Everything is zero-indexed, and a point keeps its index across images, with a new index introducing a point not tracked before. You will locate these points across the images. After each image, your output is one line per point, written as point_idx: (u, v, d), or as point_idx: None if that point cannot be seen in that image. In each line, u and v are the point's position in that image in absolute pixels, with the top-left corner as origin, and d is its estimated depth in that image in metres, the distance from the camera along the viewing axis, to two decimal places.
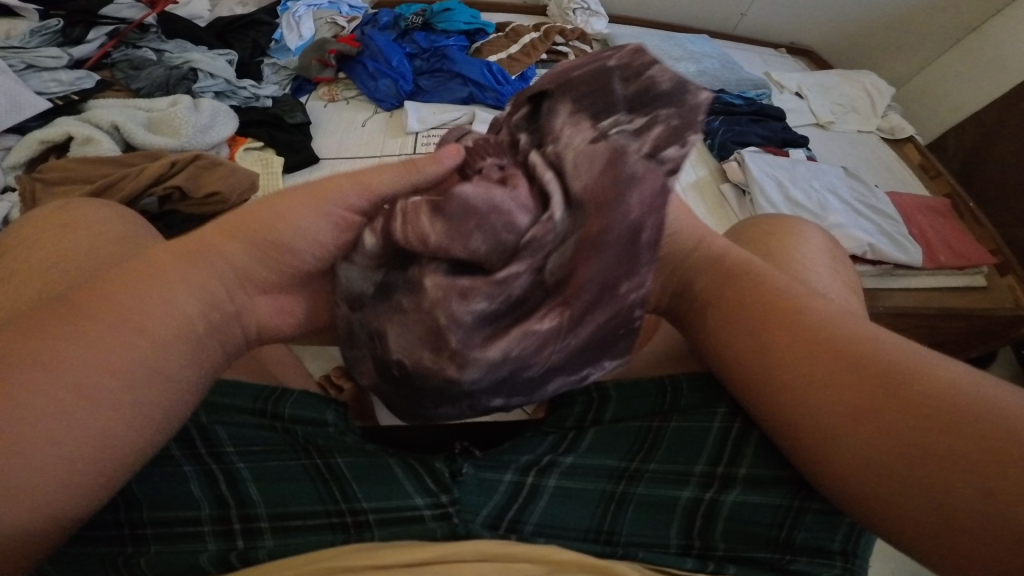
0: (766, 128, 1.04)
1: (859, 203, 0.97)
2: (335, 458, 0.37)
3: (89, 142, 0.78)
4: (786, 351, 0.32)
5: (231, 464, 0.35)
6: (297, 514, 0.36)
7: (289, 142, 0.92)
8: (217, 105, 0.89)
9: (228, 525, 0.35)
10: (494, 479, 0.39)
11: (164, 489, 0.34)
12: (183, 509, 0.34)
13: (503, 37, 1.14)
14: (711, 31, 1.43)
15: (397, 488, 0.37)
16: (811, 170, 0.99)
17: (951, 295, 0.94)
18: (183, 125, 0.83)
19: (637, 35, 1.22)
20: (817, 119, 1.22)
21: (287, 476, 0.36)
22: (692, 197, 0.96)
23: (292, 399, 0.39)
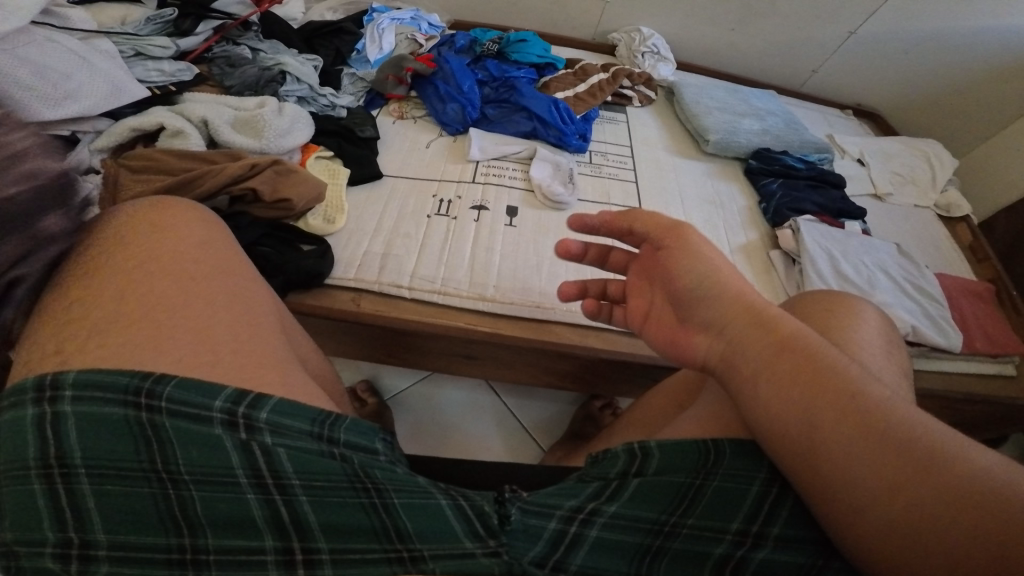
0: (823, 195, 1.04)
1: (906, 282, 0.96)
2: (392, 498, 0.42)
3: (179, 135, 0.82)
4: (844, 441, 0.37)
5: (293, 494, 0.40)
6: (355, 548, 0.41)
7: (356, 156, 0.97)
8: (299, 111, 0.93)
9: (289, 555, 0.41)
10: (538, 527, 0.43)
11: (222, 513, 0.40)
12: (243, 537, 0.40)
13: (570, 73, 1.17)
14: (778, 86, 1.43)
15: (448, 528, 0.42)
16: (862, 244, 0.99)
17: (984, 386, 0.92)
18: (265, 127, 0.87)
19: (703, 85, 1.23)
20: (875, 189, 1.20)
21: (344, 508, 0.41)
22: (739, 259, 0.98)
23: (346, 425, 0.43)
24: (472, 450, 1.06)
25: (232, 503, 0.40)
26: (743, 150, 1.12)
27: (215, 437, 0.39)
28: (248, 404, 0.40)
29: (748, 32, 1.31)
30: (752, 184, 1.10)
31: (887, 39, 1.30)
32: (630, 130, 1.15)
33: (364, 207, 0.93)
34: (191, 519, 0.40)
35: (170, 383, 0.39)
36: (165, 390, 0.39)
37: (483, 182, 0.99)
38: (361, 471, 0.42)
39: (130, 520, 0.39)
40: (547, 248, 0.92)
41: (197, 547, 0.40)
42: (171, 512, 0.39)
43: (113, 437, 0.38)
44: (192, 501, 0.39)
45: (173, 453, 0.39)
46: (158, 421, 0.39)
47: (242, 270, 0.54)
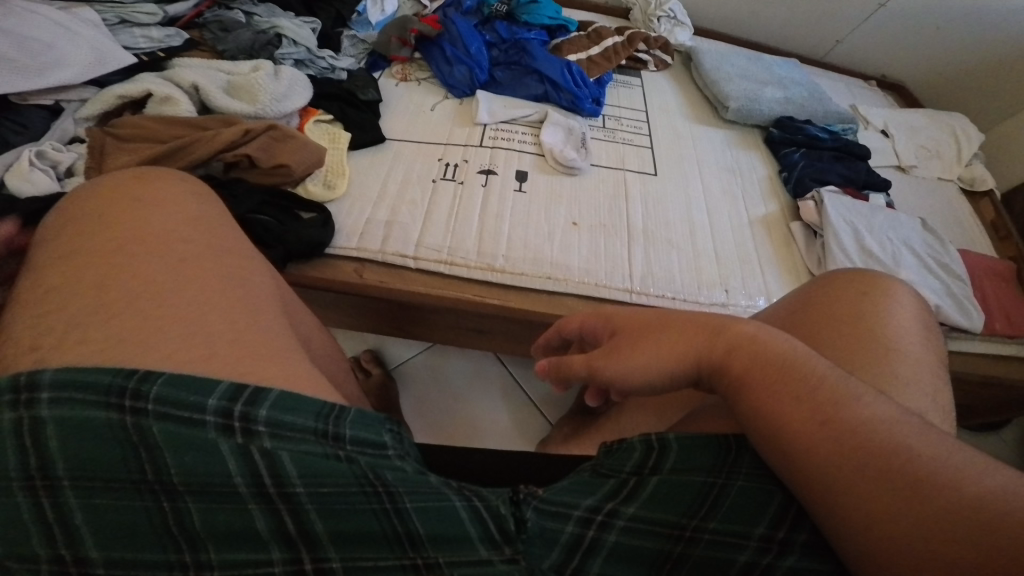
0: (848, 167, 0.99)
1: (930, 258, 0.92)
2: (404, 503, 0.38)
3: (168, 101, 0.77)
4: (821, 451, 0.35)
5: (297, 501, 0.37)
6: (365, 556, 0.37)
7: (358, 119, 0.92)
8: (296, 74, 0.88)
9: (300, 566, 0.37)
10: (555, 530, 0.39)
11: (225, 522, 0.36)
12: (249, 548, 0.36)
13: (584, 36, 1.11)
14: (799, 56, 1.37)
15: (461, 531, 0.39)
16: (888, 219, 0.94)
17: (1004, 365, 0.89)
18: (260, 92, 0.83)
19: (722, 52, 1.17)
20: (899, 161, 1.15)
21: (350, 514, 0.37)
22: (759, 230, 0.94)
23: (351, 420, 0.40)
24: (480, 427, 1.04)
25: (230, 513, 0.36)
26: (765, 119, 1.07)
27: (209, 439, 0.36)
28: (246, 402, 0.38)
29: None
30: (773, 154, 1.05)
31: (917, 9, 1.24)
32: (646, 96, 1.10)
33: (367, 172, 0.88)
34: (189, 533, 0.36)
35: (157, 380, 0.37)
36: (152, 388, 0.37)
37: (491, 146, 0.94)
38: (368, 472, 0.39)
39: (122, 538, 0.35)
40: (558, 216, 0.87)
41: (200, 563, 0.36)
42: (165, 526, 0.36)
43: (100, 443, 0.35)
44: (190, 511, 0.36)
45: (166, 459, 0.36)
46: (145, 425, 0.36)
47: (238, 255, 0.51)
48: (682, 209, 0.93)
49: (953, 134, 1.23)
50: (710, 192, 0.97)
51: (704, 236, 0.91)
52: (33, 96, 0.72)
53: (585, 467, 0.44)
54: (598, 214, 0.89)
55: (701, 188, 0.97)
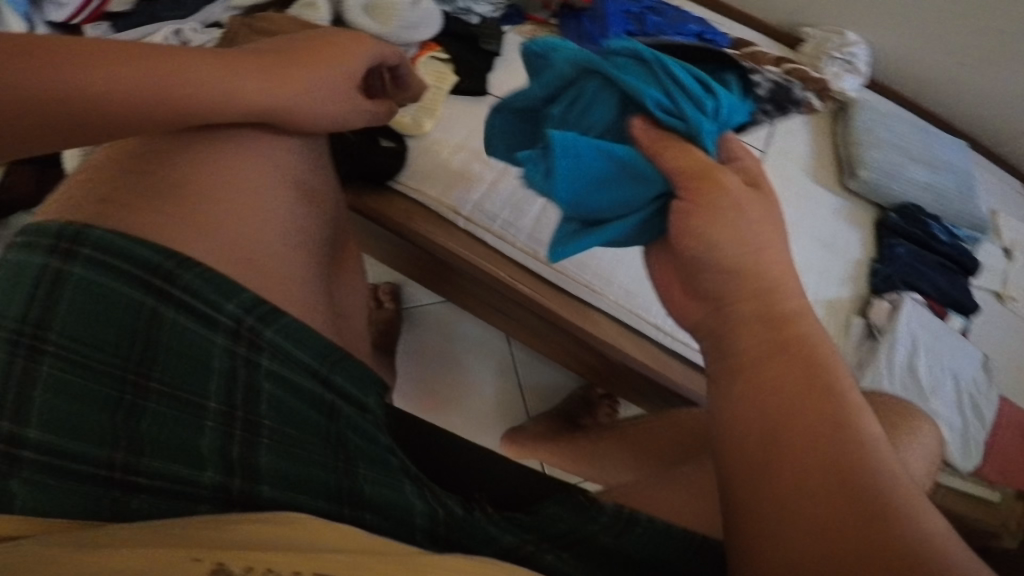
0: (942, 279, 0.93)
1: (965, 395, 0.87)
2: (356, 462, 0.48)
3: (309, 7, 0.90)
4: (797, 451, 0.40)
5: (257, 432, 0.46)
6: (286, 484, 0.45)
7: (471, 67, 0.95)
8: (432, 9, 0.94)
9: (225, 480, 0.45)
10: (493, 534, 0.49)
11: (170, 440, 0.45)
12: (182, 465, 0.44)
13: (736, 53, 1.03)
14: (966, 134, 1.25)
15: (397, 499, 0.47)
16: (952, 343, 0.89)
17: (964, 505, 0.88)
18: (392, 19, 0.91)
19: (884, 113, 1.06)
20: (1000, 288, 1.03)
21: (302, 459, 0.47)
22: (815, 311, 0.89)
23: (343, 372, 0.51)
24: (463, 392, 1.06)
25: (187, 428, 0.46)
26: (891, 199, 0.99)
27: (213, 342, 0.48)
28: (259, 320, 0.49)
29: (980, 70, 1.13)
30: (880, 238, 0.97)
31: None
32: (772, 135, 1.03)
33: (458, 119, 0.91)
34: (134, 437, 0.45)
35: (192, 273, 0.49)
36: (189, 276, 0.49)
37: None
38: (334, 430, 0.49)
39: (84, 429, 0.44)
40: None
41: (129, 465, 0.44)
42: (120, 425, 0.45)
43: (108, 324, 0.47)
44: (143, 422, 0.45)
45: (153, 370, 0.47)
46: (166, 314, 0.48)
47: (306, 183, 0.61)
48: None
49: None
50: (792, 260, 0.91)
51: None
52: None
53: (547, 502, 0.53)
54: None
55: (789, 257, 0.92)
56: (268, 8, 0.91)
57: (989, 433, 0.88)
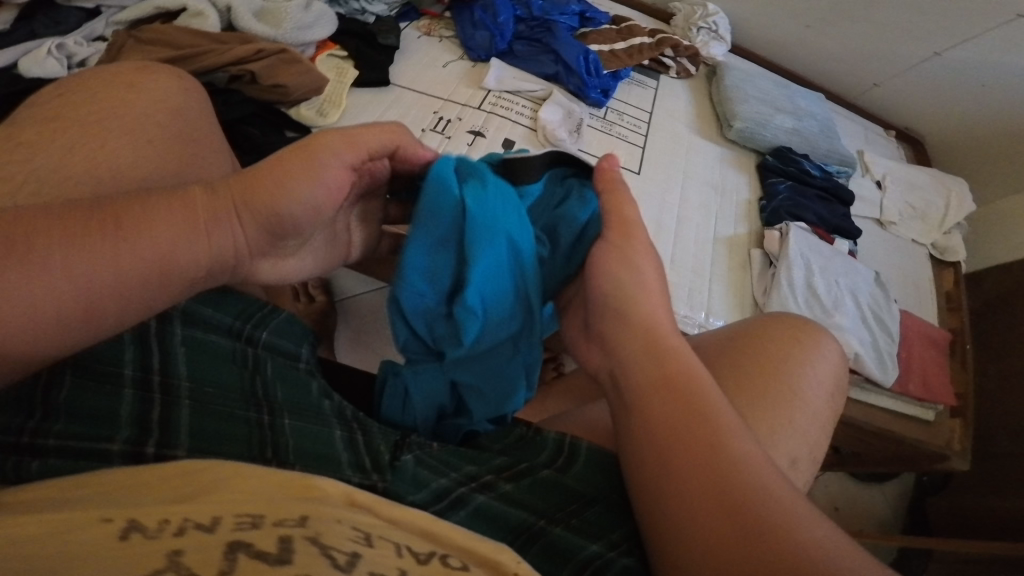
0: (826, 208, 1.00)
1: (869, 311, 0.90)
2: (282, 419, 0.43)
3: (198, 16, 0.89)
4: (671, 433, 0.38)
5: (175, 394, 0.41)
6: (213, 446, 0.40)
7: (370, 59, 0.97)
8: (325, 10, 0.97)
9: (140, 448, 0.38)
10: (427, 476, 0.43)
11: (89, 404, 0.38)
12: (99, 427, 0.38)
13: (615, 29, 1.14)
14: (829, 91, 1.40)
15: (330, 456, 0.42)
16: (845, 264, 0.93)
17: (898, 423, 0.87)
18: (285, 19, 0.92)
19: (750, 74, 1.18)
20: (880, 215, 1.07)
21: (227, 419, 0.41)
22: (717, 249, 0.96)
23: (270, 328, 0.47)
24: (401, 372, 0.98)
25: (108, 392, 0.39)
26: (766, 145, 1.08)
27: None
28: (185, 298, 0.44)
29: (823, 31, 1.29)
30: (762, 179, 1.07)
31: (964, 65, 1.22)
32: (657, 99, 1.12)
33: (364, 108, 0.94)
34: (48, 403, 0.38)
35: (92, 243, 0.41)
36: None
37: (489, 111, 0.98)
38: (258, 386, 0.44)
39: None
40: None
41: (39, 430, 0.37)
42: (34, 393, 0.38)
43: None
44: (61, 388, 0.38)
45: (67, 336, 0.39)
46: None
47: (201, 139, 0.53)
48: (653, 214, 0.96)
49: (947, 199, 1.11)
50: (687, 203, 0.99)
51: (665, 244, 0.93)
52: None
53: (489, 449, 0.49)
54: None
55: (681, 204, 0.99)
56: (156, 20, 0.90)
57: (902, 344, 0.90)
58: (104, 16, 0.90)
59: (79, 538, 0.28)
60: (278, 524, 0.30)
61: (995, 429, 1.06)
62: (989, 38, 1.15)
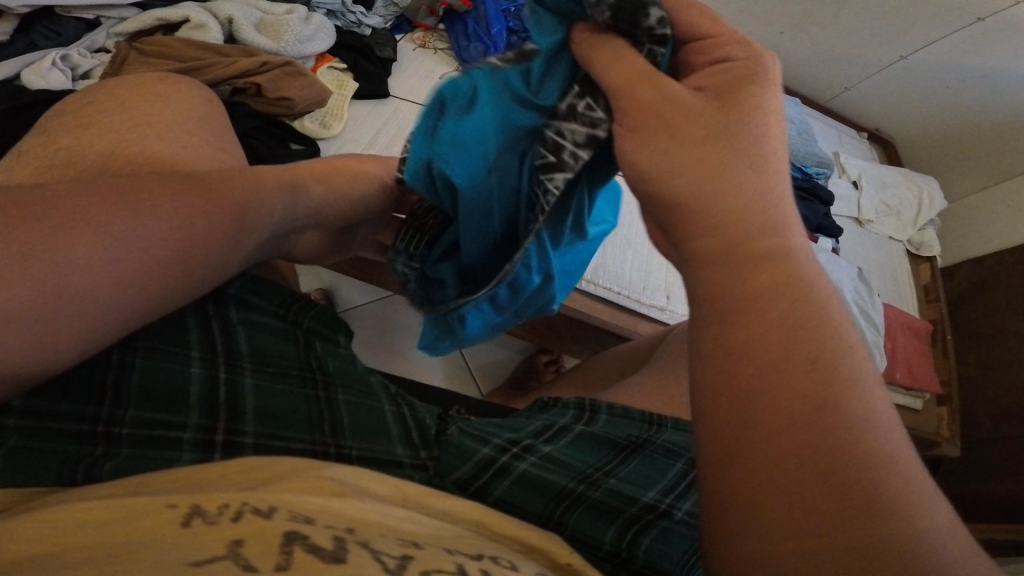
0: (810, 208, 1.03)
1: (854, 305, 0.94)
2: (336, 394, 0.45)
3: (200, 28, 0.91)
4: (775, 388, 0.26)
5: (238, 374, 0.43)
6: (279, 434, 0.42)
7: (368, 72, 0.99)
8: (324, 22, 0.99)
9: (210, 436, 0.40)
10: (472, 447, 0.44)
11: (158, 389, 0.40)
12: (171, 414, 0.40)
13: None
14: (804, 95, 1.47)
15: (382, 435, 0.44)
16: (828, 261, 0.96)
17: None
18: (287, 31, 0.94)
19: None
20: (858, 213, 1.12)
21: (285, 400, 0.43)
22: None
23: (311, 314, 0.48)
24: (410, 375, 0.99)
25: (173, 376, 0.40)
26: None
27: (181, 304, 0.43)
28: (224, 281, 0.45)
29: (795, 37, 1.35)
30: None
31: (934, 67, 1.28)
32: None
33: (364, 120, 0.95)
34: (120, 389, 0.39)
35: None
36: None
37: None
38: (313, 360, 0.46)
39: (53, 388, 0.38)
40: None
41: (112, 419, 0.38)
42: (102, 381, 0.39)
43: None
44: (133, 373, 0.39)
45: None
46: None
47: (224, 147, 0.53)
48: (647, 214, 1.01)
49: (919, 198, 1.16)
50: None
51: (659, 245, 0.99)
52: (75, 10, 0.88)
53: (521, 416, 0.50)
54: None
55: None
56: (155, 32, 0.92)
57: (885, 334, 0.96)
58: (103, 29, 0.91)
59: (143, 528, 0.26)
60: (329, 526, 0.28)
61: (977, 411, 1.13)
62: (950, 42, 1.22)
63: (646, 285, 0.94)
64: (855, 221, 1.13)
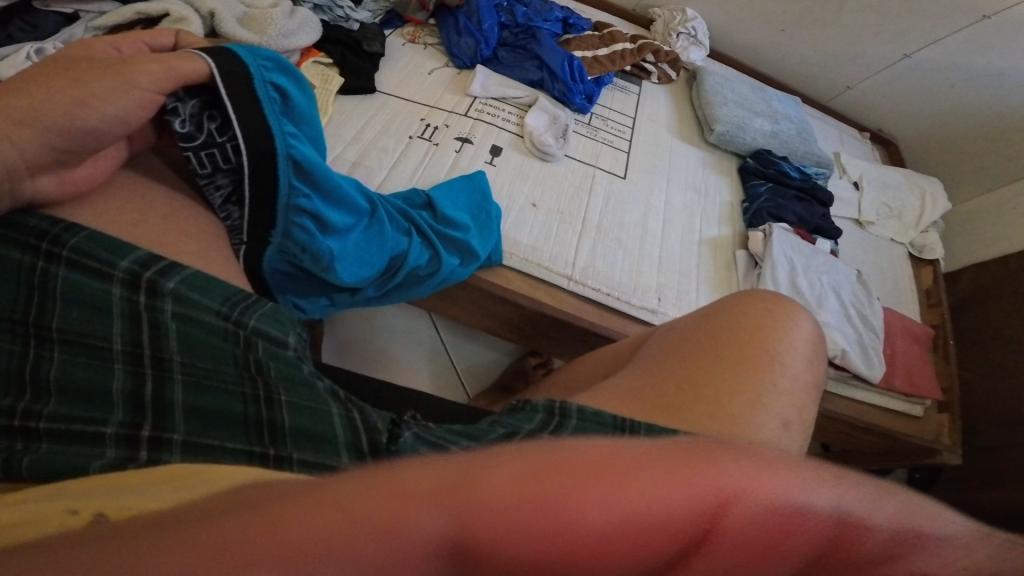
0: (806, 209, 1.02)
1: (853, 309, 0.92)
2: (278, 396, 0.43)
3: (180, 21, 0.86)
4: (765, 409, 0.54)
5: (167, 370, 0.41)
6: (210, 440, 0.40)
7: (356, 67, 0.97)
8: (310, 16, 0.96)
9: (132, 440, 0.39)
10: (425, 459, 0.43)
11: (79, 384, 0.40)
12: (93, 410, 0.39)
13: (596, 36, 1.16)
14: (805, 95, 1.43)
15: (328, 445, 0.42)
16: (826, 263, 0.96)
17: (886, 418, 0.90)
18: (270, 25, 0.89)
19: (727, 78, 1.21)
20: (858, 215, 1.10)
21: (218, 394, 0.42)
22: (704, 251, 0.98)
23: (257, 313, 0.46)
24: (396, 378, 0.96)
25: (96, 372, 0.40)
26: (744, 148, 1.10)
27: (109, 295, 0.42)
28: (155, 270, 0.43)
29: (797, 35, 1.32)
30: (742, 182, 1.08)
31: (938, 66, 1.26)
32: (639, 103, 1.14)
33: (349, 116, 0.93)
34: (39, 383, 0.39)
35: (79, 234, 0.43)
36: (71, 238, 0.43)
37: (475, 117, 0.99)
38: (252, 362, 0.44)
39: None
40: (519, 194, 0.94)
41: (29, 413, 0.39)
42: (23, 370, 0.40)
43: (2, 282, 0.41)
44: (51, 364, 0.40)
45: (52, 311, 0.41)
46: (51, 271, 0.41)
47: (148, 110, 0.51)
48: (639, 215, 0.98)
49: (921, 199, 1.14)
50: (670, 206, 1.00)
51: (653, 245, 0.96)
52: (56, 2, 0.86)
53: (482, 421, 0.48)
54: (558, 201, 0.95)
55: (673, 202, 1.02)
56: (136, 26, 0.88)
57: (884, 340, 0.93)
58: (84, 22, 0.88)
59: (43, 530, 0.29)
60: None
61: (978, 419, 1.09)
62: (959, 40, 1.19)
63: (635, 286, 0.92)
64: (855, 223, 1.11)
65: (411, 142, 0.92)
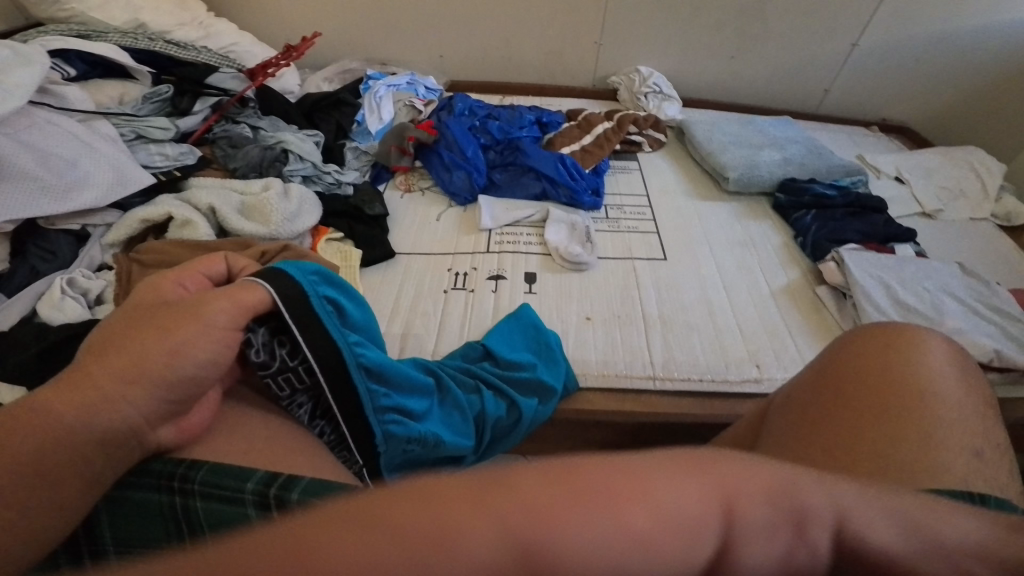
0: (864, 222, 0.96)
1: (978, 303, 0.84)
2: None
3: (187, 225, 0.82)
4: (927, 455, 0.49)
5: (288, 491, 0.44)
6: None
7: (368, 236, 0.92)
8: (305, 193, 0.91)
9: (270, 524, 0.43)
10: None
11: (225, 506, 0.44)
12: (237, 518, 0.43)
13: (574, 125, 1.14)
14: (792, 111, 1.41)
15: None
16: (919, 269, 0.88)
17: None
18: (274, 212, 0.85)
19: (713, 122, 1.18)
20: (920, 207, 1.05)
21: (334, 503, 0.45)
22: (783, 302, 0.89)
23: None
24: None
25: (239, 491, 0.44)
26: (768, 184, 1.06)
27: (242, 490, 0.44)
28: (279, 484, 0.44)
29: (760, 62, 1.33)
30: (785, 220, 1.03)
31: (896, 43, 1.28)
32: (646, 179, 1.10)
33: (379, 291, 0.86)
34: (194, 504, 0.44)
35: (203, 468, 0.45)
36: (199, 474, 0.45)
37: (498, 251, 0.93)
38: None
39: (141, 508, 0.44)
40: (570, 311, 0.85)
41: (188, 511, 0.44)
42: (179, 499, 0.44)
43: (148, 514, 0.44)
44: (201, 489, 0.44)
45: (197, 474, 0.45)
46: (191, 475, 0.44)
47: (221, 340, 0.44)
48: (698, 289, 0.90)
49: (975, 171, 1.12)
50: (724, 270, 0.94)
51: (724, 315, 0.87)
52: (60, 222, 0.80)
53: None
54: (610, 306, 0.86)
55: (737, 260, 0.96)
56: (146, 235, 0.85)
57: None
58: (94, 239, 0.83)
59: None
60: None
61: None
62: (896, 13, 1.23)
63: (728, 362, 0.80)
64: (923, 215, 1.05)
65: (450, 298, 0.85)
